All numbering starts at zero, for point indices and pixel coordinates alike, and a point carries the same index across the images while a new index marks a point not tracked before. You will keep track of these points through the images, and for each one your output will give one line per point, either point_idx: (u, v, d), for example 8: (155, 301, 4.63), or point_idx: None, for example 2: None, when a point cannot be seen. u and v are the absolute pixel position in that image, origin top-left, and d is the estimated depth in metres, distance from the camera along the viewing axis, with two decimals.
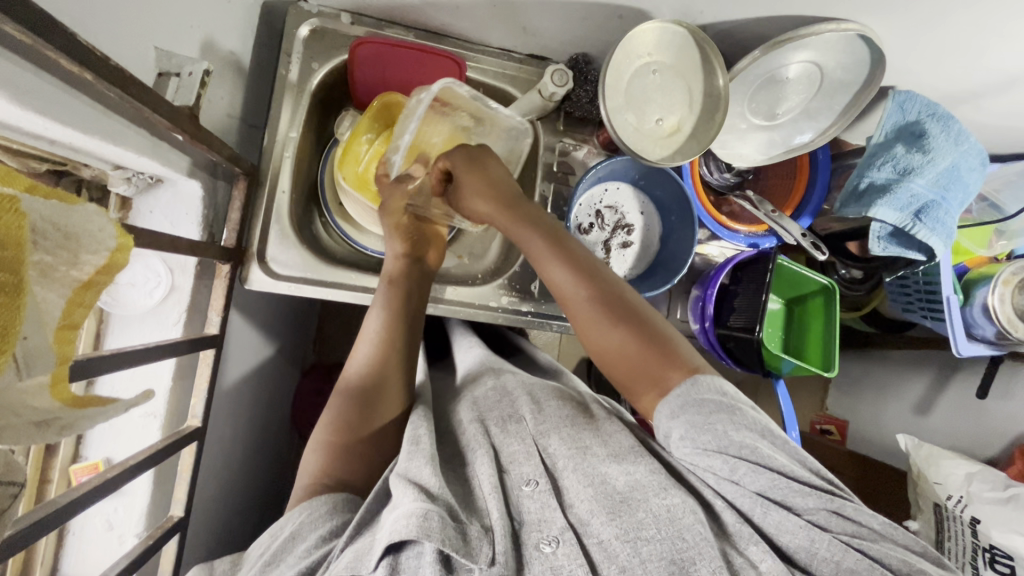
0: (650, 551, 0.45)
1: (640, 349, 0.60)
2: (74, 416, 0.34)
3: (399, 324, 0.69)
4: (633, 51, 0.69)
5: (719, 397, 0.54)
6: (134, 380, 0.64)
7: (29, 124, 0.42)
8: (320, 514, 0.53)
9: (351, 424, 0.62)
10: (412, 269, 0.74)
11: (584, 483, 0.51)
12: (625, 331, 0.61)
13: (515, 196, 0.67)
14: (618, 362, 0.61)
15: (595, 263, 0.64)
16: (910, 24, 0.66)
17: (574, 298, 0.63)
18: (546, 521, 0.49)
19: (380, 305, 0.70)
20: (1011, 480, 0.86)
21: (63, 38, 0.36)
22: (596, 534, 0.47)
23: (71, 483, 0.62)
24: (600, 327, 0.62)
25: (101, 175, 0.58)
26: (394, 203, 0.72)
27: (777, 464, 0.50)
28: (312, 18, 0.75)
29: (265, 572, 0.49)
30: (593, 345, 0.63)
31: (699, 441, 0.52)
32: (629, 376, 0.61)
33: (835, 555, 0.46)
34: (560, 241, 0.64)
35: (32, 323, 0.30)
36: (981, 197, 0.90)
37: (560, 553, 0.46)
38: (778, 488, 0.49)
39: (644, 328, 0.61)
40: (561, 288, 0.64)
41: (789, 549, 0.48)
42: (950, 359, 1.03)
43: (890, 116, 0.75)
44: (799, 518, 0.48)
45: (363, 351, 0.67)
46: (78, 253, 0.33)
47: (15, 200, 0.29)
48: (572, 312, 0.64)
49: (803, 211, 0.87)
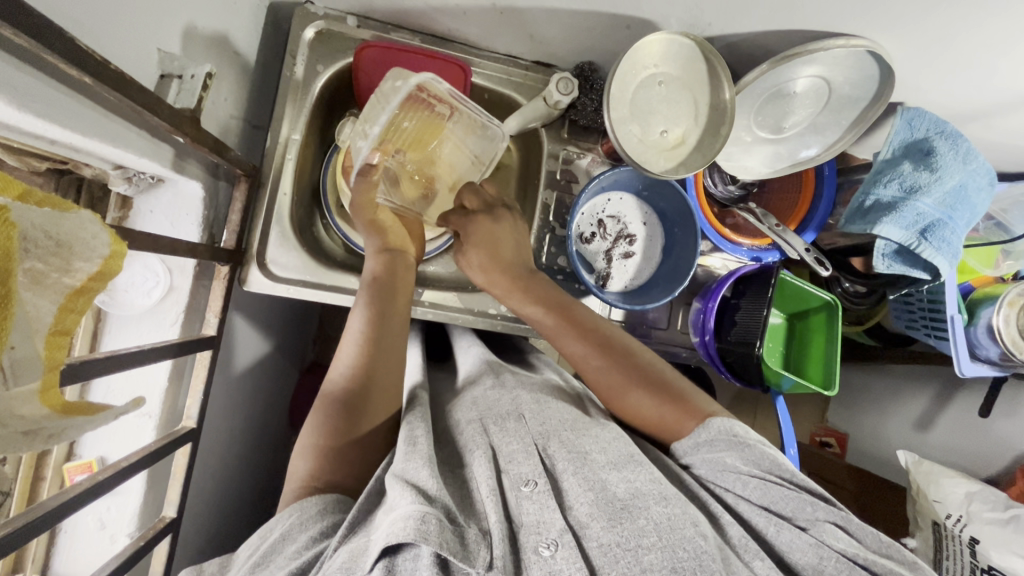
0: (651, 560, 0.43)
1: (658, 404, 0.62)
2: (62, 424, 0.33)
3: (380, 323, 0.67)
4: (640, 62, 0.69)
5: (728, 435, 0.56)
6: (130, 380, 0.64)
7: (27, 125, 0.42)
8: (310, 515, 0.53)
9: (338, 428, 0.61)
10: (392, 264, 0.73)
11: (584, 487, 0.49)
12: (641, 389, 0.63)
13: (525, 268, 0.74)
14: (644, 423, 0.64)
15: (605, 330, 0.69)
16: (921, 41, 0.66)
17: (594, 368, 0.67)
18: (545, 522, 0.47)
19: (362, 305, 0.69)
20: (1011, 500, 0.85)
21: (61, 42, 0.36)
22: (596, 537, 0.45)
23: (65, 483, 0.61)
24: (622, 389, 0.65)
25: (102, 175, 0.57)
26: (362, 198, 0.72)
27: (787, 484, 0.52)
28: (318, 20, 0.75)
29: (255, 572, 0.49)
30: (620, 411, 0.66)
31: (713, 466, 0.55)
32: (659, 437, 0.63)
33: (842, 573, 0.45)
34: (569, 315, 0.70)
35: (19, 332, 0.29)
36: (988, 216, 0.89)
37: (558, 557, 0.44)
38: (788, 505, 0.51)
39: (659, 383, 0.64)
40: (579, 359, 0.68)
41: (799, 568, 0.47)
42: (953, 377, 1.02)
43: (898, 133, 0.74)
44: (808, 535, 0.48)
45: (348, 351, 0.66)
46: (71, 259, 0.33)
47: (6, 209, 0.29)
48: (593, 383, 0.68)
49: (808, 225, 0.85)
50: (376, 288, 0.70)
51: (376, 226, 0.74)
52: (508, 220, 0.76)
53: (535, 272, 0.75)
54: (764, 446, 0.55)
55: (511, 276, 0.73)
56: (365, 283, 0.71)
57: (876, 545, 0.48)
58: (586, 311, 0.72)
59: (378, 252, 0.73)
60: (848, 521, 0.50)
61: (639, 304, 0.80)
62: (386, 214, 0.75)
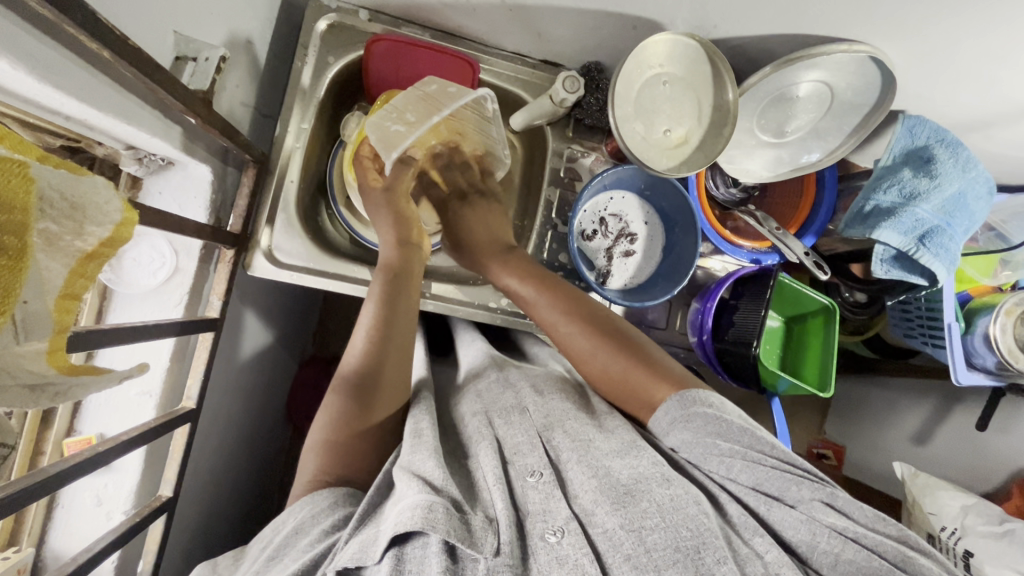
0: (655, 540, 0.44)
1: (631, 368, 0.64)
2: (69, 382, 0.34)
3: (395, 314, 0.67)
4: (646, 61, 0.70)
5: (706, 411, 0.55)
6: (133, 354, 0.64)
7: (46, 98, 0.43)
8: (322, 508, 0.52)
9: (353, 421, 0.61)
10: (408, 258, 0.72)
11: (588, 473, 0.50)
12: (612, 352, 0.66)
13: (504, 245, 0.78)
14: (613, 387, 0.66)
15: (584, 302, 0.71)
16: (924, 50, 0.67)
17: (569, 333, 0.69)
18: (551, 510, 0.48)
19: (376, 296, 0.68)
20: (1007, 514, 0.85)
21: (83, 15, 0.37)
22: (601, 523, 0.46)
23: (63, 455, 0.61)
24: (597, 353, 0.67)
25: (113, 154, 0.59)
26: (401, 185, 0.74)
27: (770, 461, 0.52)
28: (330, 13, 0.76)
29: (269, 566, 0.49)
30: (591, 372, 0.68)
31: (694, 446, 0.55)
32: (626, 402, 0.64)
33: (835, 547, 0.46)
34: (546, 283, 0.72)
35: (32, 287, 0.30)
36: (988, 228, 0.90)
37: (565, 543, 0.45)
38: (773, 484, 0.51)
39: (633, 349, 0.66)
40: (555, 326, 0.70)
41: (794, 547, 0.48)
42: (952, 390, 1.02)
43: (900, 140, 0.76)
44: (797, 512, 0.49)
45: (360, 340, 0.66)
46: (83, 223, 0.34)
47: (25, 165, 0.30)
48: (569, 350, 0.70)
49: (808, 229, 0.87)
50: (391, 277, 0.69)
51: (400, 219, 0.73)
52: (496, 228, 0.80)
53: (514, 251, 0.78)
54: (740, 419, 0.55)
55: (494, 255, 0.77)
56: (379, 272, 0.70)
57: (865, 519, 0.48)
58: (567, 287, 0.73)
59: (397, 243, 0.73)
60: (834, 497, 0.49)
61: (639, 301, 0.80)
62: (411, 208, 0.75)
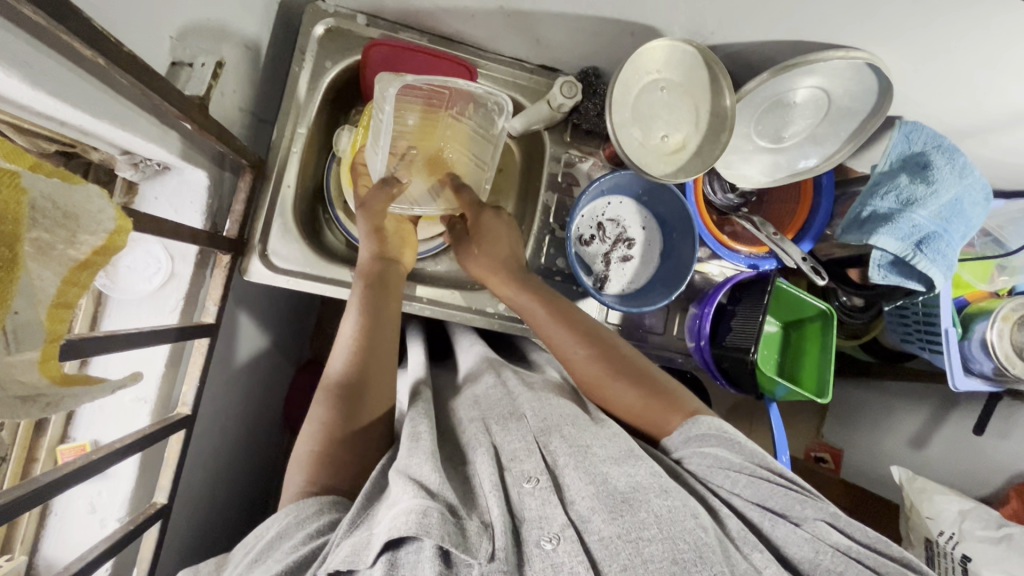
0: (652, 551, 0.43)
1: (651, 401, 0.65)
2: (61, 393, 0.34)
3: (375, 332, 0.66)
4: (643, 67, 0.70)
5: (719, 433, 0.58)
6: (128, 361, 0.64)
7: (41, 105, 0.43)
8: (307, 514, 0.52)
9: (340, 439, 0.60)
10: (386, 273, 0.72)
11: (585, 481, 0.50)
12: (627, 383, 0.66)
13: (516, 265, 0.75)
14: (631, 418, 0.67)
15: (592, 326, 0.71)
16: (919, 57, 0.67)
17: (575, 358, 0.69)
18: (547, 517, 0.47)
19: (356, 309, 0.67)
20: (1004, 519, 0.85)
21: (78, 22, 0.37)
22: (597, 531, 0.46)
23: (57, 463, 0.61)
24: (605, 381, 0.68)
25: (109, 159, 0.58)
26: (377, 205, 0.70)
27: (777, 481, 0.53)
28: (328, 18, 0.76)
29: (252, 568, 0.49)
30: (608, 406, 0.68)
31: (703, 460, 0.56)
32: (647, 431, 0.66)
33: (838, 566, 0.47)
34: (556, 307, 0.71)
35: (24, 297, 0.30)
36: (985, 233, 0.90)
37: (560, 550, 0.45)
38: (779, 501, 0.52)
39: (641, 376, 0.67)
40: (563, 351, 0.70)
41: (795, 561, 0.49)
42: (949, 394, 1.02)
43: (895, 146, 0.76)
44: (803, 530, 0.50)
45: (339, 358, 0.65)
46: (76, 232, 0.33)
47: (17, 175, 0.29)
48: (582, 377, 0.69)
49: (805, 235, 0.87)
50: (370, 292, 0.69)
51: (380, 234, 0.72)
52: (490, 224, 0.76)
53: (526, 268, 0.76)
54: (752, 444, 0.57)
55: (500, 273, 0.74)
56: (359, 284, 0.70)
57: (867, 539, 0.49)
58: (575, 309, 0.73)
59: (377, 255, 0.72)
60: (838, 518, 0.51)
61: (636, 307, 0.79)
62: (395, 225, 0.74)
